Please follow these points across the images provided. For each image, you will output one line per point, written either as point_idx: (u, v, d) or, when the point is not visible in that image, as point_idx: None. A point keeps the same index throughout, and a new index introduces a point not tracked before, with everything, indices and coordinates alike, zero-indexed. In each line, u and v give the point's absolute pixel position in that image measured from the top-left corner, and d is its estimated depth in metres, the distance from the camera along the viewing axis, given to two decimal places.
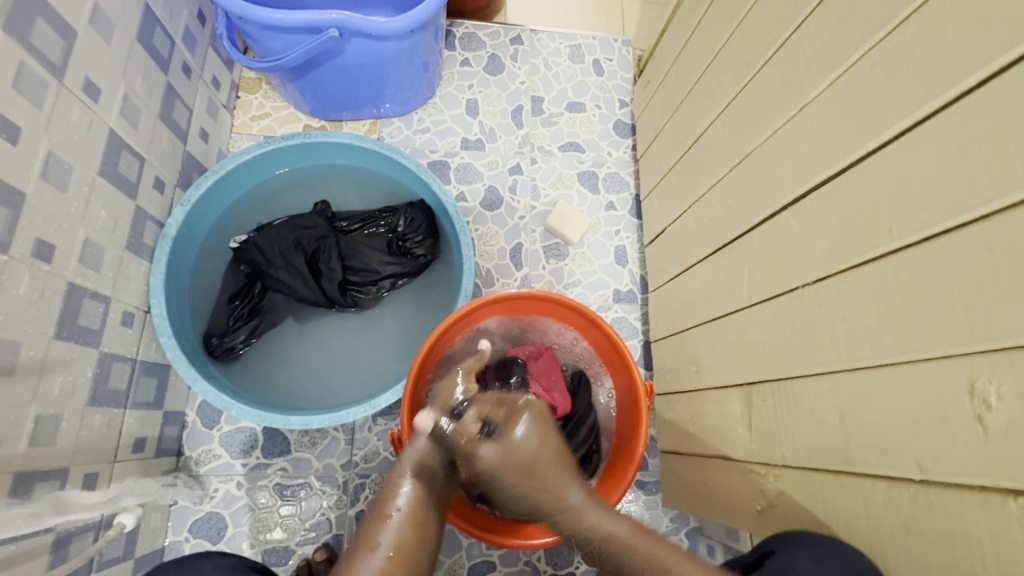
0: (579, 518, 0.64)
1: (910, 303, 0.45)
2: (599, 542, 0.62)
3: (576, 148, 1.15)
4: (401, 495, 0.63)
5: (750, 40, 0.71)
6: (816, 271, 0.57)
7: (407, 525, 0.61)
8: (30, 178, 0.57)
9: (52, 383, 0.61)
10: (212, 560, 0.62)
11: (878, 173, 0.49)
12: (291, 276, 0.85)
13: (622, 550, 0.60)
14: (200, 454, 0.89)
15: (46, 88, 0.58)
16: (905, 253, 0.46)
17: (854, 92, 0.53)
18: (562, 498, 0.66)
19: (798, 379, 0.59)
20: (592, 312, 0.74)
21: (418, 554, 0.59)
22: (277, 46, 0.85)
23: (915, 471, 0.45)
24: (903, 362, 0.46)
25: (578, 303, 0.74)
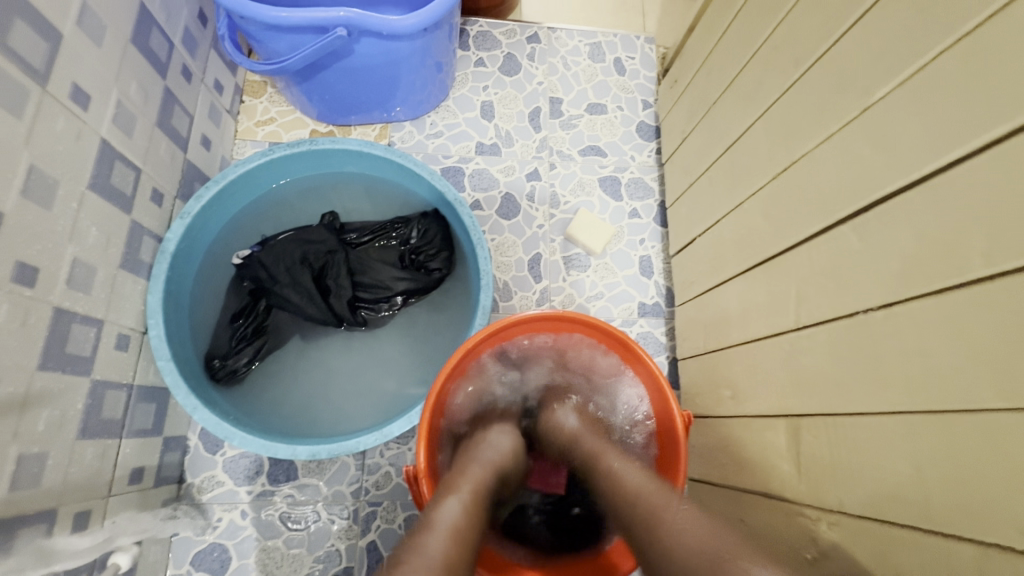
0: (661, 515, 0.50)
1: (1013, 340, 0.39)
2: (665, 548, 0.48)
3: (596, 152, 1.09)
4: (467, 484, 0.54)
5: (797, 35, 0.64)
6: (886, 296, 0.50)
7: (477, 500, 0.53)
8: (10, 195, 0.52)
9: (37, 419, 0.56)
10: None
11: (968, 186, 0.43)
12: (298, 294, 0.80)
13: (658, 532, 0.49)
14: (202, 481, 0.84)
15: (26, 96, 0.53)
16: (1007, 280, 0.39)
17: (935, 92, 0.46)
18: (603, 466, 0.58)
19: (862, 416, 0.52)
20: (639, 348, 0.68)
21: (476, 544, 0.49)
22: (281, 47, 0.80)
23: (1020, 539, 0.38)
24: (1005, 408, 0.39)
25: (626, 337, 0.68)
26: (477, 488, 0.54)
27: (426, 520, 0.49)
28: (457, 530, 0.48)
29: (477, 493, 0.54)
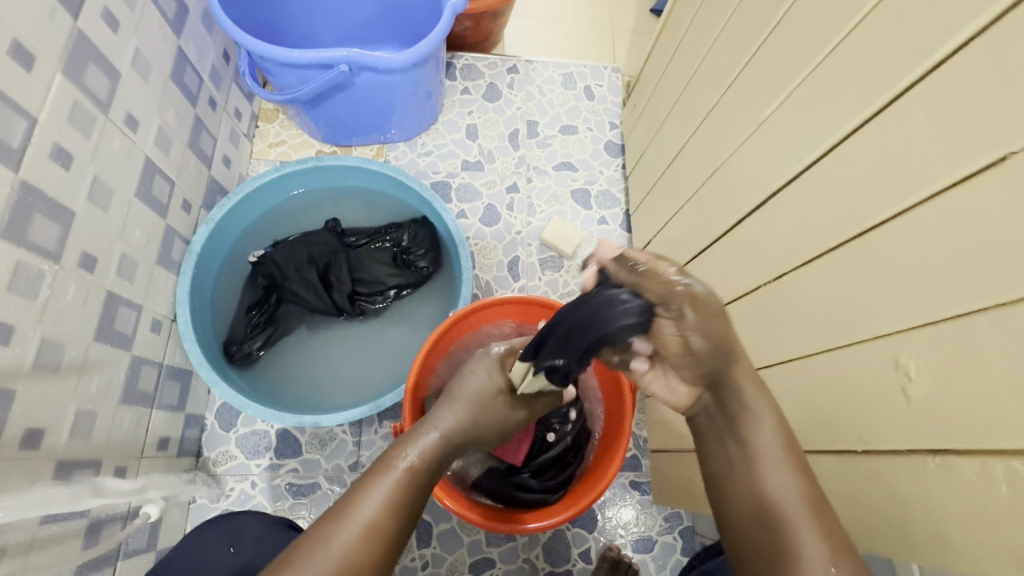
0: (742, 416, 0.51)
1: (847, 293, 0.51)
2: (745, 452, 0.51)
3: (569, 167, 1.23)
4: (404, 459, 0.53)
5: (716, 66, 0.79)
6: (775, 271, 0.62)
7: (411, 477, 0.52)
8: (79, 199, 0.65)
9: (90, 382, 0.68)
10: (257, 516, 0.68)
11: (819, 180, 0.56)
12: (305, 288, 0.93)
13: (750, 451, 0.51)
14: (217, 455, 0.95)
15: (94, 121, 0.67)
16: (842, 248, 0.52)
17: (800, 111, 0.59)
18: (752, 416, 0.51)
19: (763, 371, 0.64)
20: None
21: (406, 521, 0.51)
22: (294, 80, 0.94)
23: (858, 444, 0.50)
24: (844, 346, 0.51)
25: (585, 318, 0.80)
26: (417, 463, 0.53)
27: (347, 508, 0.49)
28: (377, 527, 0.49)
29: (416, 469, 0.53)
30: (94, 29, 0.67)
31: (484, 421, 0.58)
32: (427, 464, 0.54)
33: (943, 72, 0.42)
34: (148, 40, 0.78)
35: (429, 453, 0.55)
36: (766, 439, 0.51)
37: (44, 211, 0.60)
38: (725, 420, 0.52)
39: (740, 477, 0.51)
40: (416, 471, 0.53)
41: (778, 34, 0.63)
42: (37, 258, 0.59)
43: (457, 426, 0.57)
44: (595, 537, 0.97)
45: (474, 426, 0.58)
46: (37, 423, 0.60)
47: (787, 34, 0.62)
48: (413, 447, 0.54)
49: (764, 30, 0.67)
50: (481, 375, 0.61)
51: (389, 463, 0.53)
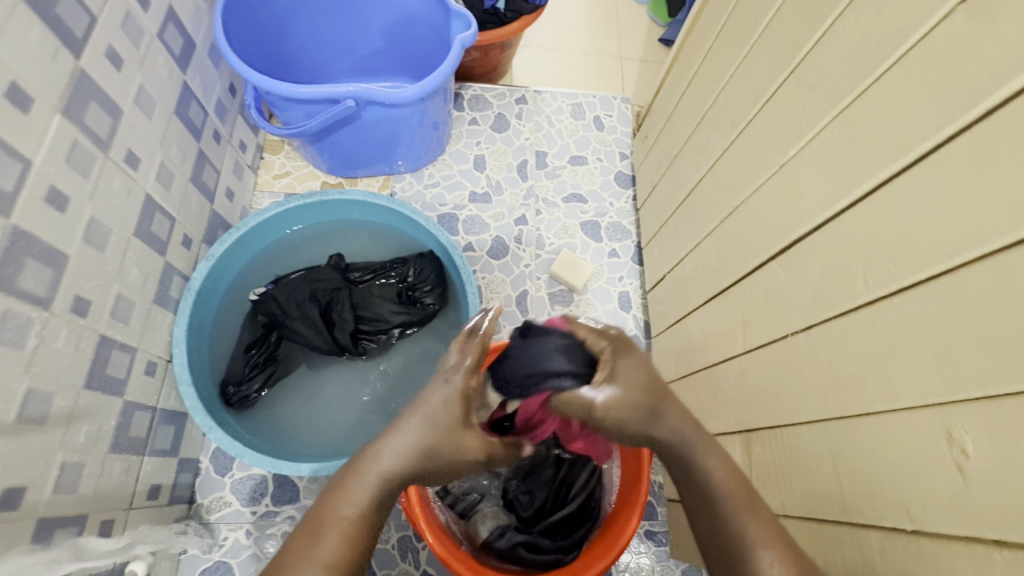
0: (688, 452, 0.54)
1: (889, 353, 0.47)
2: (702, 490, 0.52)
3: (578, 199, 1.20)
4: (357, 499, 0.49)
5: (733, 102, 0.77)
6: (804, 320, 0.59)
7: (349, 535, 0.48)
8: (74, 241, 0.63)
9: (79, 432, 0.65)
10: None
11: (853, 228, 0.52)
12: (306, 326, 0.90)
13: (721, 490, 0.51)
14: (211, 502, 0.91)
15: (93, 160, 0.65)
16: (880, 304, 0.48)
17: (827, 152, 0.56)
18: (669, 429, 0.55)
19: (792, 427, 0.60)
20: None
21: None
22: (299, 114, 0.93)
23: (907, 521, 0.45)
24: (888, 411, 0.47)
25: None
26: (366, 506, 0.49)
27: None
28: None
29: (360, 514, 0.49)
30: (98, 67, 0.65)
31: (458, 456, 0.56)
32: (365, 514, 0.49)
33: (993, 120, 0.38)
34: (153, 77, 0.76)
35: (365, 501, 0.49)
36: (721, 480, 0.51)
37: (35, 255, 0.57)
38: (682, 464, 0.54)
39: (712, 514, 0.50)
40: (355, 525, 0.48)
41: (803, 71, 0.61)
42: (26, 306, 0.56)
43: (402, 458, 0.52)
44: None
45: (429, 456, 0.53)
46: (17, 482, 0.56)
47: (811, 74, 0.60)
48: (350, 495, 0.49)
49: (785, 68, 0.65)
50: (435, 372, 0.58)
51: (320, 559, 0.45)
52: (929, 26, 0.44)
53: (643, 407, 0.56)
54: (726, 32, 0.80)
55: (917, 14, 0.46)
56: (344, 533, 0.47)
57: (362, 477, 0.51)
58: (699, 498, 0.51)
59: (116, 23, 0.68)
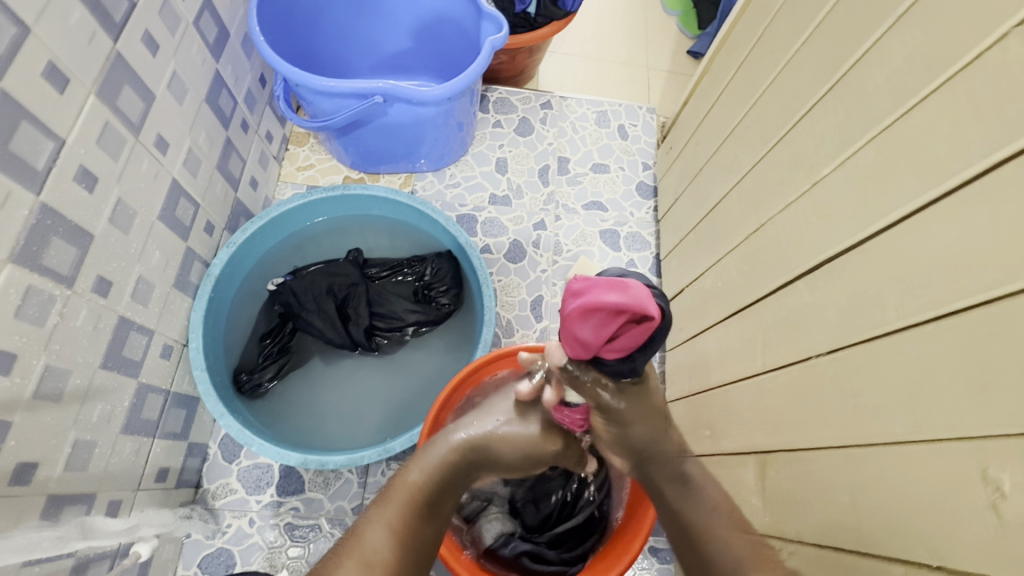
0: (687, 488, 0.60)
1: (922, 383, 0.45)
2: (692, 523, 0.58)
3: (598, 207, 1.19)
4: (421, 472, 0.61)
5: (765, 116, 0.75)
6: (830, 342, 0.57)
7: (415, 503, 0.59)
8: (100, 221, 0.63)
9: (93, 411, 0.65)
10: None
11: (890, 250, 0.51)
12: (321, 319, 0.90)
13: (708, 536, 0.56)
14: (217, 487, 0.91)
15: (124, 143, 0.66)
16: (913, 330, 0.47)
17: (863, 172, 0.55)
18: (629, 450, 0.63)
19: (813, 452, 0.58)
20: None
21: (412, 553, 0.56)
22: (326, 108, 0.94)
23: (933, 558, 0.43)
24: (917, 442, 0.45)
25: None
26: (425, 481, 0.60)
27: (354, 543, 0.55)
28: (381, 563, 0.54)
29: (422, 487, 0.60)
30: (132, 52, 0.66)
31: (464, 454, 0.64)
32: (428, 483, 0.60)
33: None
34: (186, 64, 0.77)
35: (431, 474, 0.61)
36: (717, 527, 0.57)
37: (62, 233, 0.58)
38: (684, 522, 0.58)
39: (700, 551, 0.56)
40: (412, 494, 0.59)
41: (842, 89, 0.60)
42: (50, 283, 0.57)
43: (474, 440, 0.65)
44: None
45: (478, 449, 0.65)
46: (30, 457, 0.57)
47: (851, 91, 0.58)
48: (418, 466, 0.62)
49: (822, 84, 0.64)
50: (502, 380, 0.68)
51: (389, 519, 0.57)
52: (980, 48, 0.43)
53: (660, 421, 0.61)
54: (762, 45, 0.78)
55: (971, 35, 0.44)
56: (409, 502, 0.59)
57: (431, 449, 0.64)
58: (691, 538, 0.57)
59: (154, 9, 0.69)
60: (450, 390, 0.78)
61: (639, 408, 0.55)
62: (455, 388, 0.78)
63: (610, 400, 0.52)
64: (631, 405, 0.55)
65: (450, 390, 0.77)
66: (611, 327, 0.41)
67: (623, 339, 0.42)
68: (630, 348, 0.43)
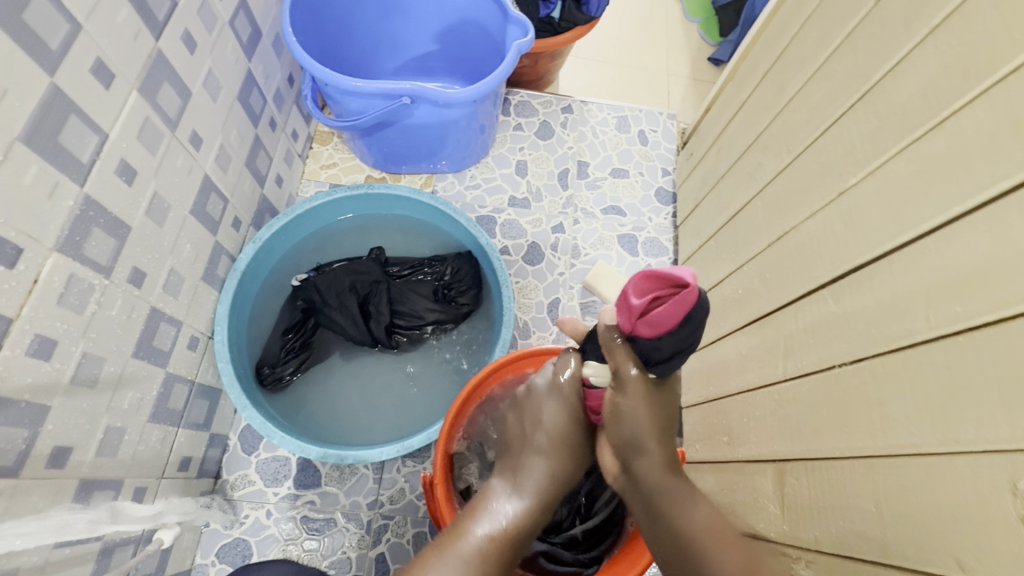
0: (674, 501, 0.56)
1: (950, 394, 0.46)
2: (679, 533, 0.55)
3: (617, 211, 1.20)
4: (484, 525, 0.56)
5: (791, 125, 0.76)
6: (855, 352, 0.57)
7: (486, 553, 0.54)
8: (137, 214, 0.65)
9: (124, 398, 0.67)
10: None
11: (919, 261, 0.51)
12: (343, 316, 0.92)
13: (694, 539, 0.54)
14: (236, 479, 0.93)
15: (161, 138, 0.68)
16: (942, 341, 0.47)
17: (893, 183, 0.55)
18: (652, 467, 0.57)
19: (835, 461, 0.58)
20: None
21: None
22: (353, 108, 0.95)
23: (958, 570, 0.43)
24: (944, 453, 0.45)
25: None
26: (499, 532, 0.56)
27: (454, 541, 0.55)
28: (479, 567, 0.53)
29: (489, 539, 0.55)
30: (173, 50, 0.68)
31: (561, 472, 0.62)
32: (531, 504, 0.59)
33: None
34: (221, 62, 0.79)
35: (532, 494, 0.60)
36: (699, 530, 0.55)
37: (102, 224, 0.60)
38: (669, 527, 0.56)
39: (688, 554, 0.54)
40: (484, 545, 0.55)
41: (873, 100, 0.60)
42: (89, 272, 0.58)
43: (563, 459, 0.62)
44: None
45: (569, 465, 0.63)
46: (65, 441, 0.58)
47: (882, 102, 0.58)
48: (480, 519, 0.57)
49: (852, 94, 0.64)
50: (554, 411, 0.63)
51: (488, 530, 0.56)
52: (1017, 62, 0.44)
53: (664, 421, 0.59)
54: (789, 54, 0.79)
55: (1008, 48, 0.45)
56: (508, 516, 0.58)
57: (528, 468, 0.62)
58: (679, 546, 0.54)
59: (194, 8, 0.71)
60: (467, 395, 0.78)
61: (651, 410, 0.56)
62: (471, 392, 0.78)
63: (625, 371, 0.55)
64: (641, 400, 0.55)
65: (467, 395, 0.78)
66: (655, 295, 0.50)
67: (660, 313, 0.49)
68: (661, 327, 0.50)
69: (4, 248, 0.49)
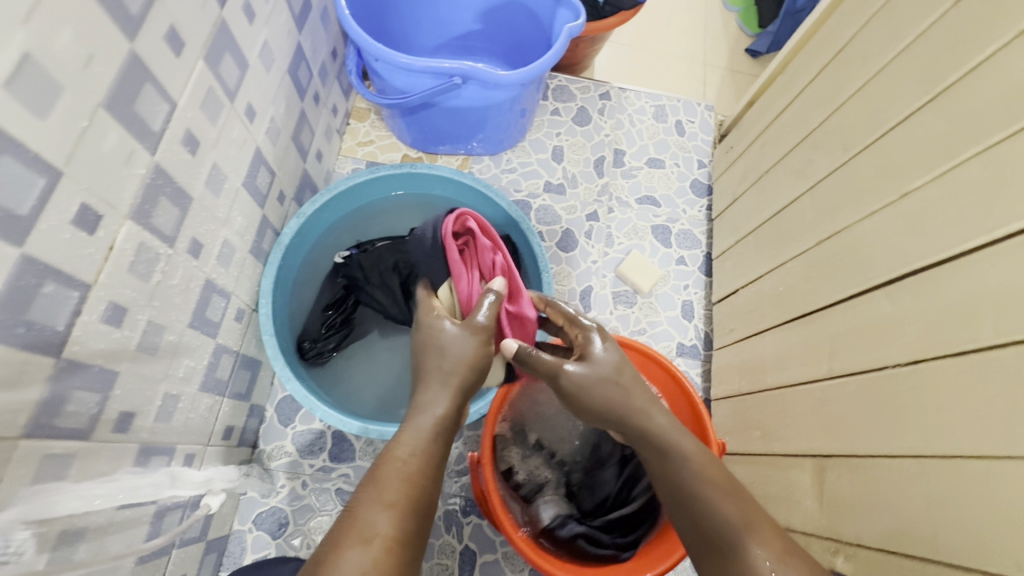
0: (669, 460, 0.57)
1: (1016, 400, 0.46)
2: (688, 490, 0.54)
3: (652, 201, 1.20)
4: (404, 449, 0.54)
5: (849, 124, 0.75)
6: (911, 354, 0.58)
7: (407, 474, 0.52)
8: (197, 184, 0.65)
9: (180, 366, 0.68)
10: None
11: (989, 268, 0.51)
12: (385, 294, 0.93)
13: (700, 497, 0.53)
14: (273, 449, 0.94)
15: (222, 109, 0.67)
16: (1009, 349, 0.48)
17: (964, 187, 0.55)
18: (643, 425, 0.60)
19: (883, 460, 0.59)
20: (673, 368, 0.82)
21: (415, 534, 0.48)
22: (399, 86, 0.95)
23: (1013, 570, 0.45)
24: (1004, 457, 0.47)
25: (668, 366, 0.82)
26: (416, 450, 0.55)
27: (347, 522, 0.46)
28: (383, 539, 0.45)
29: (412, 458, 0.54)
30: (235, 19, 0.67)
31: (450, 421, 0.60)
32: (416, 455, 0.54)
33: None
34: (276, 33, 0.78)
35: (417, 447, 0.55)
36: (707, 478, 0.54)
37: (168, 194, 0.60)
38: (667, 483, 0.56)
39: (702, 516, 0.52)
40: (406, 468, 0.52)
41: (944, 104, 0.60)
42: (156, 241, 0.59)
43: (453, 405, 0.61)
44: None
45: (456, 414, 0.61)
46: (130, 407, 0.59)
47: (958, 106, 0.58)
48: (404, 442, 0.55)
49: (922, 96, 0.63)
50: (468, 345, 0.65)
51: (386, 497, 0.48)
52: None
53: (614, 381, 0.62)
54: (850, 50, 0.78)
55: None
56: (401, 475, 0.51)
57: (412, 427, 0.57)
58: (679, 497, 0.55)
59: None
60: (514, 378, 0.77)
61: (601, 367, 0.64)
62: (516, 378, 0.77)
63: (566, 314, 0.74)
64: (596, 360, 0.64)
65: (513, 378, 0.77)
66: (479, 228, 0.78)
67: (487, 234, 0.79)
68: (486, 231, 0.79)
69: (87, 215, 0.49)
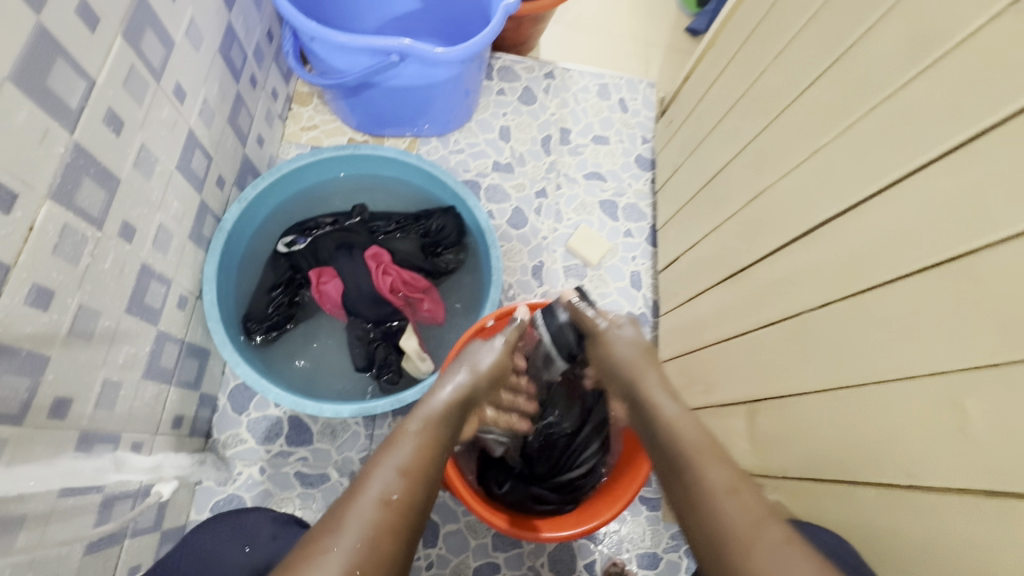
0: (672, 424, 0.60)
1: (904, 328, 0.51)
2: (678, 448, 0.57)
3: (598, 177, 1.23)
4: (415, 425, 0.58)
5: (768, 90, 0.80)
6: (822, 297, 0.63)
7: (421, 446, 0.56)
8: (125, 166, 0.64)
9: (120, 352, 0.67)
10: None
11: (881, 213, 0.56)
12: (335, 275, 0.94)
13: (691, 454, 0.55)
14: (228, 437, 0.94)
15: (147, 88, 0.66)
16: (898, 283, 0.53)
17: (862, 140, 0.60)
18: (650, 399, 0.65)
19: (802, 397, 0.64)
20: None
21: (424, 498, 0.52)
22: (338, 66, 0.94)
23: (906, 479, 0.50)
24: (895, 381, 0.52)
25: None
26: (426, 423, 0.59)
27: (358, 490, 0.50)
28: (395, 499, 0.50)
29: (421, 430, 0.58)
30: None
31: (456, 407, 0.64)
32: (429, 432, 0.58)
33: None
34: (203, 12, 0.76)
35: (429, 423, 0.59)
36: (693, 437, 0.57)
37: (93, 174, 0.59)
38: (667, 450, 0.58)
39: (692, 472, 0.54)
40: (419, 441, 0.56)
41: (845, 65, 0.64)
42: (82, 223, 0.58)
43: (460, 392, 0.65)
44: (602, 550, 0.95)
45: (462, 404, 0.65)
46: (65, 393, 0.59)
47: (856, 66, 0.63)
48: (416, 418, 0.59)
49: (827, 59, 0.68)
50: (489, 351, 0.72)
51: (399, 465, 0.53)
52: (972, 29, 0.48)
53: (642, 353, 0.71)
54: (767, 21, 0.83)
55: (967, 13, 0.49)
56: (416, 448, 0.55)
57: (426, 407, 0.62)
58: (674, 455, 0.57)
59: None
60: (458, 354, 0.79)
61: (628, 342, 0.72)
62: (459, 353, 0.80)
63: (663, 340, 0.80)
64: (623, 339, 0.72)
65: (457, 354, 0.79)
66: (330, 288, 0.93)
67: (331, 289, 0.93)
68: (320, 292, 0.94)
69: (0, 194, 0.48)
